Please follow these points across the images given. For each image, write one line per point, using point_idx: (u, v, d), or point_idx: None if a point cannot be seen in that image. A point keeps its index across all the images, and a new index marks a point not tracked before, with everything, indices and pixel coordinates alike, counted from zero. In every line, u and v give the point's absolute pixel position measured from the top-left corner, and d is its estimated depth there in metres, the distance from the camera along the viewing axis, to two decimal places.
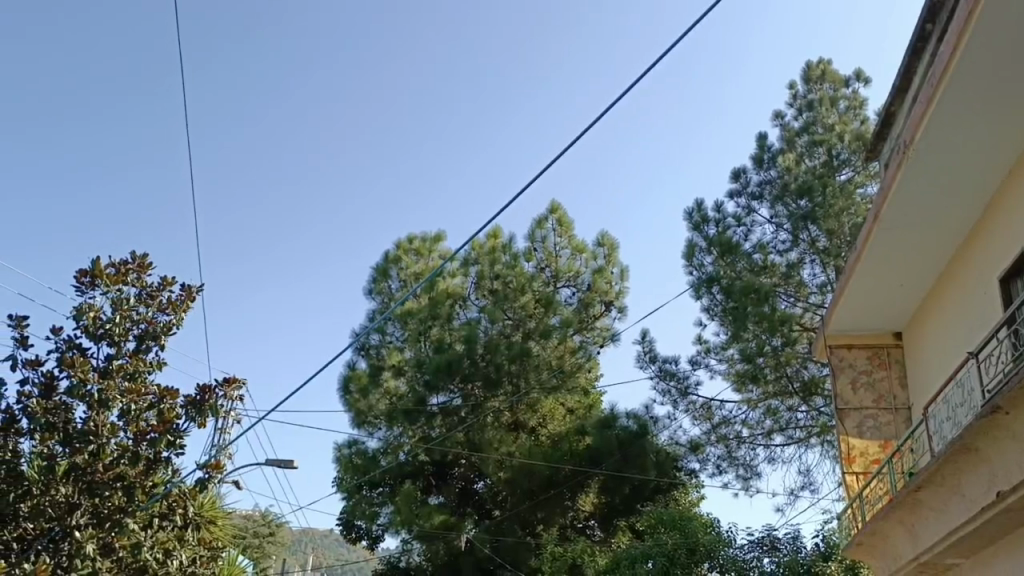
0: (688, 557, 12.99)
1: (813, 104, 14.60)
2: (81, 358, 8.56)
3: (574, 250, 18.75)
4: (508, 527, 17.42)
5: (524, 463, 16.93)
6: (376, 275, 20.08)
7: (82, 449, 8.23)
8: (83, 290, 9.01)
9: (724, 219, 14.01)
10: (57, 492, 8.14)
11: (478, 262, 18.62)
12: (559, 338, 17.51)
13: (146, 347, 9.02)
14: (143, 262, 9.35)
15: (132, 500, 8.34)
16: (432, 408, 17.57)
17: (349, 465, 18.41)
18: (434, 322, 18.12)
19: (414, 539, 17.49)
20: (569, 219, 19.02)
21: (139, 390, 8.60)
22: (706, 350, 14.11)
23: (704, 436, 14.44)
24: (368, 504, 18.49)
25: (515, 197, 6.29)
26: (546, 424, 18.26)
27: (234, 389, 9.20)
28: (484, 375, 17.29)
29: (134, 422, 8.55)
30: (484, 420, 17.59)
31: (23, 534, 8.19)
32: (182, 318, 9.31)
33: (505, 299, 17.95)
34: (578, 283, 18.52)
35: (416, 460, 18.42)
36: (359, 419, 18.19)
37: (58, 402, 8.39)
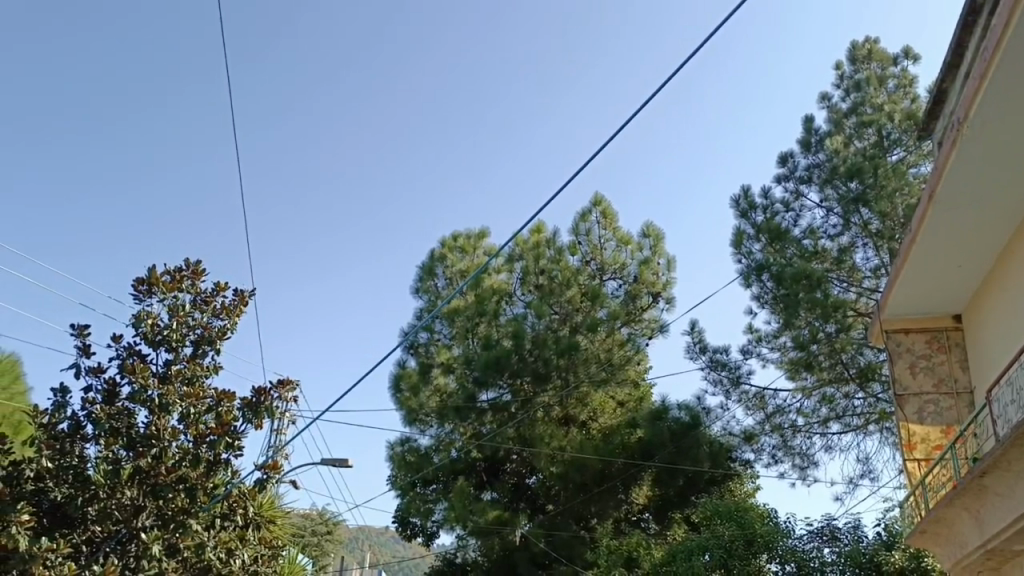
0: (746, 549, 12.88)
1: (861, 84, 14.28)
2: (141, 364, 8.79)
3: (620, 242, 18.64)
4: (563, 521, 17.53)
5: (576, 457, 16.78)
6: (422, 274, 20.26)
7: (145, 452, 8.42)
8: (141, 298, 9.23)
9: (772, 205, 13.78)
10: (123, 495, 8.34)
11: (523, 257, 18.73)
12: (606, 331, 17.40)
13: (202, 352, 9.22)
14: (197, 269, 9.55)
15: (195, 501, 8.54)
16: (482, 405, 17.67)
17: (402, 463, 18.62)
18: (482, 318, 18.17)
19: (469, 535, 17.56)
20: (613, 212, 18.93)
21: (198, 393, 8.82)
22: (757, 338, 13.91)
23: (758, 426, 14.22)
24: (422, 500, 18.71)
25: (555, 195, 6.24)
26: (597, 418, 18.24)
27: (288, 390, 9.34)
28: (533, 370, 17.29)
29: (193, 426, 8.73)
30: (535, 415, 17.66)
31: (92, 537, 8.39)
32: (235, 322, 9.49)
33: (552, 294, 17.94)
34: (624, 275, 18.41)
35: (468, 457, 18.56)
36: (411, 417, 18.47)
37: (120, 408, 8.63)
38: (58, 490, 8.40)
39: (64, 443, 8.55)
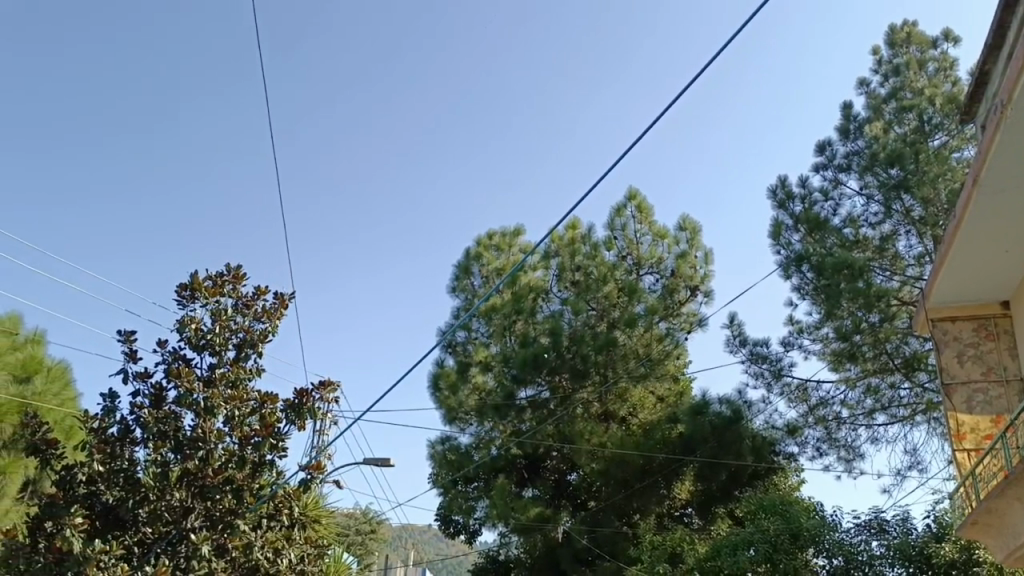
0: (792, 543, 12.72)
1: (900, 68, 14.03)
2: (186, 368, 8.94)
3: (656, 236, 18.51)
4: (605, 518, 17.36)
5: (617, 453, 16.66)
6: (459, 273, 20.34)
7: (192, 455, 8.59)
8: (185, 303, 9.39)
9: (810, 194, 13.59)
10: (172, 496, 8.56)
11: (559, 254, 18.72)
12: (644, 326, 17.20)
13: (245, 355, 9.36)
14: (238, 273, 9.70)
15: (242, 502, 8.65)
16: (521, 402, 17.67)
17: (442, 461, 18.76)
18: (519, 316, 18.17)
19: (511, 532, 17.59)
20: (648, 205, 18.83)
21: (242, 396, 8.99)
22: (798, 330, 13.72)
23: (801, 418, 14.00)
24: (464, 498, 18.82)
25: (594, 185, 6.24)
26: (637, 413, 18.14)
27: (330, 391, 9.45)
28: (571, 367, 17.29)
29: (238, 428, 8.91)
30: (574, 411, 17.65)
31: (144, 538, 8.49)
32: (276, 325, 9.62)
33: (589, 290, 17.89)
34: (661, 269, 18.31)
35: (509, 454, 18.56)
36: (450, 416, 18.63)
37: (167, 411, 8.79)
38: (110, 493, 8.58)
39: (114, 447, 8.74)
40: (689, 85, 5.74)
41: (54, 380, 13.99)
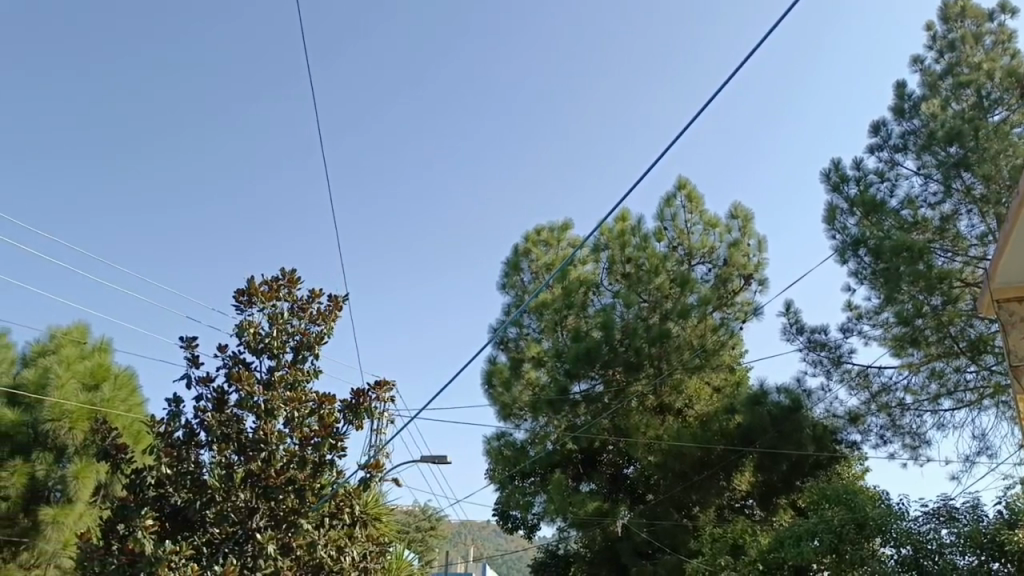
0: (858, 533, 12.50)
1: (955, 44, 13.61)
2: (246, 372, 9.17)
3: (707, 225, 18.30)
4: (664, 511, 17.29)
5: (674, 446, 16.50)
6: (508, 269, 20.40)
7: (256, 456, 8.78)
8: (243, 308, 9.61)
9: (866, 176, 13.28)
10: (238, 497, 8.74)
11: (609, 246, 18.62)
12: (697, 317, 16.92)
13: (302, 357, 9.54)
14: (292, 277, 9.87)
15: (305, 501, 8.84)
16: (575, 396, 17.72)
17: (499, 457, 18.96)
18: (570, 310, 18.27)
19: (570, 526, 17.60)
20: (698, 194, 18.60)
21: (300, 397, 9.16)
22: (857, 316, 13.45)
23: (863, 405, 13.76)
24: (521, 494, 18.84)
25: (642, 177, 5.78)
26: (693, 405, 17.91)
27: (386, 390, 9.57)
28: (624, 360, 17.20)
29: (299, 429, 9.09)
30: (628, 405, 17.65)
31: (212, 539, 8.66)
32: (332, 327, 9.77)
33: (640, 282, 17.81)
34: (713, 259, 18.10)
35: (564, 449, 18.51)
36: (506, 412, 18.91)
37: (230, 414, 9.05)
38: (178, 495, 8.81)
39: (180, 450, 9.00)
40: (710, 99, 5.16)
41: (122, 386, 14.37)
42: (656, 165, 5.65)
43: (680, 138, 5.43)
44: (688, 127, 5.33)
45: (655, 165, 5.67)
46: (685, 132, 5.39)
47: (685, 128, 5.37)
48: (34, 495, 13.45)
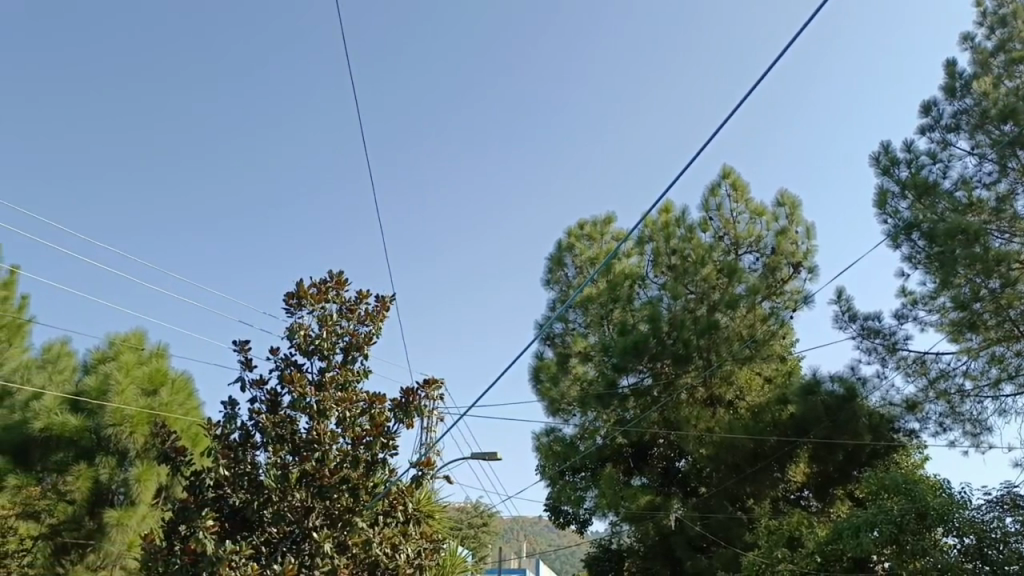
0: (919, 523, 12.23)
1: (1007, 19, 13.16)
2: (298, 374, 9.34)
3: (753, 214, 18.06)
4: (718, 504, 17.14)
5: (726, 437, 16.38)
6: (551, 265, 20.38)
7: (310, 456, 8.94)
8: (293, 311, 9.76)
9: (917, 158, 12.95)
10: (294, 497, 8.86)
11: (653, 238, 18.54)
12: (747, 306, 16.78)
13: (352, 358, 9.67)
14: (340, 278, 10.00)
15: (359, 500, 8.97)
16: (624, 390, 17.61)
17: (549, 452, 18.90)
18: (616, 304, 18.19)
19: (622, 521, 17.52)
20: (743, 182, 18.34)
21: (351, 397, 9.30)
22: (912, 302, 13.14)
23: (921, 393, 13.42)
24: (572, 489, 18.97)
25: (677, 177, 5.41)
26: (745, 396, 17.62)
27: (434, 388, 9.64)
28: (673, 352, 17.01)
29: (350, 428, 9.20)
30: (679, 397, 17.50)
31: (270, 538, 8.82)
32: (380, 327, 9.88)
33: (687, 273, 17.59)
34: (760, 247, 17.83)
35: (615, 443, 18.59)
36: (554, 407, 18.93)
37: (283, 416, 9.21)
38: (236, 496, 8.97)
39: (237, 452, 9.19)
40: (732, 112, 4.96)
41: (179, 390, 14.72)
42: (692, 163, 5.30)
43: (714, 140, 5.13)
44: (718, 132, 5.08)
45: (687, 170, 5.36)
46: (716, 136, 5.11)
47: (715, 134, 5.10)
48: (99, 498, 13.87)
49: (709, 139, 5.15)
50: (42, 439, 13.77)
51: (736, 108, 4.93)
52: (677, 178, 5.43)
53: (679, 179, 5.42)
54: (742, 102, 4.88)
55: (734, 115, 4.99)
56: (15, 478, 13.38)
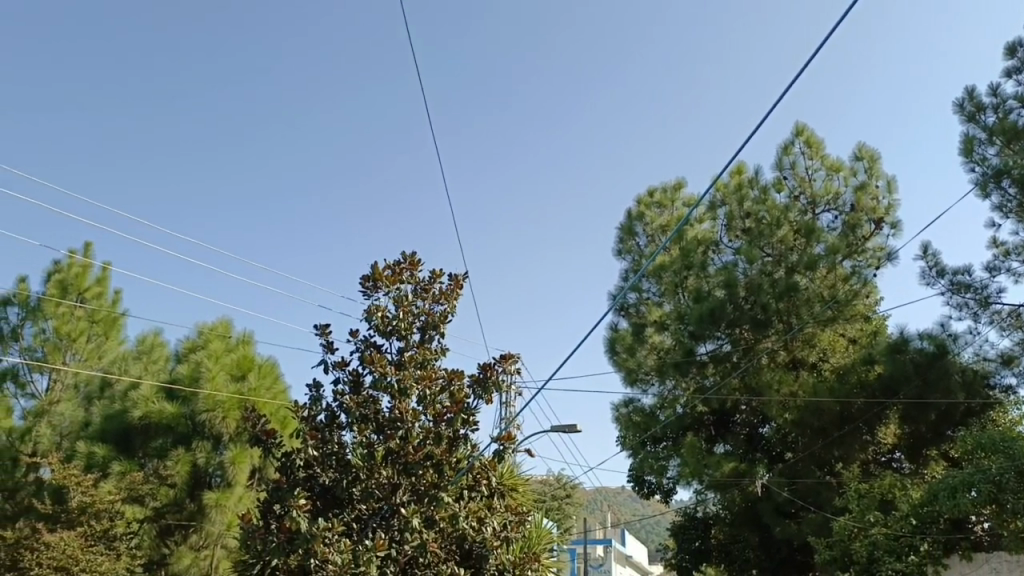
0: (1019, 481, 11.76)
1: None
2: (378, 354, 9.54)
3: (830, 170, 17.47)
4: (806, 468, 16.81)
5: (810, 401, 15.84)
6: (622, 234, 20.24)
7: (394, 434, 9.16)
8: (370, 293, 9.95)
9: (1005, 102, 12.28)
10: (380, 475, 9.09)
11: (727, 202, 18.07)
12: (827, 266, 16.34)
13: (429, 337, 9.81)
14: (414, 260, 10.14)
15: (443, 475, 9.08)
16: (701, 357, 17.69)
17: (629, 423, 18.86)
18: (690, 271, 17.88)
19: (707, 489, 17.32)
20: (818, 138, 17.74)
21: (431, 375, 9.47)
22: (1005, 253, 12.55)
23: (1018, 346, 12.92)
24: (655, 458, 18.79)
25: (753, 133, 5.18)
26: (829, 358, 17.12)
27: (511, 363, 9.71)
28: (751, 317, 16.88)
29: (432, 406, 9.39)
30: (759, 362, 17.18)
31: (360, 515, 9.06)
32: (455, 305, 9.99)
33: (762, 236, 17.20)
34: (839, 205, 17.23)
35: (695, 411, 18.44)
36: (632, 377, 18.83)
37: (367, 396, 9.43)
38: (326, 475, 9.28)
39: (324, 432, 9.45)
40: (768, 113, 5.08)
41: (266, 375, 15.16)
42: (756, 132, 5.17)
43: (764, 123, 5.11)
44: (761, 125, 5.11)
45: (755, 134, 5.20)
46: (758, 130, 5.15)
47: (758, 125, 5.13)
48: (197, 481, 14.52)
49: (761, 121, 5.12)
50: (142, 426, 14.47)
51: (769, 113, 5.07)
52: (751, 135, 5.20)
53: (754, 135, 5.20)
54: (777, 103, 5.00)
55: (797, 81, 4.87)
56: (119, 465, 14.02)
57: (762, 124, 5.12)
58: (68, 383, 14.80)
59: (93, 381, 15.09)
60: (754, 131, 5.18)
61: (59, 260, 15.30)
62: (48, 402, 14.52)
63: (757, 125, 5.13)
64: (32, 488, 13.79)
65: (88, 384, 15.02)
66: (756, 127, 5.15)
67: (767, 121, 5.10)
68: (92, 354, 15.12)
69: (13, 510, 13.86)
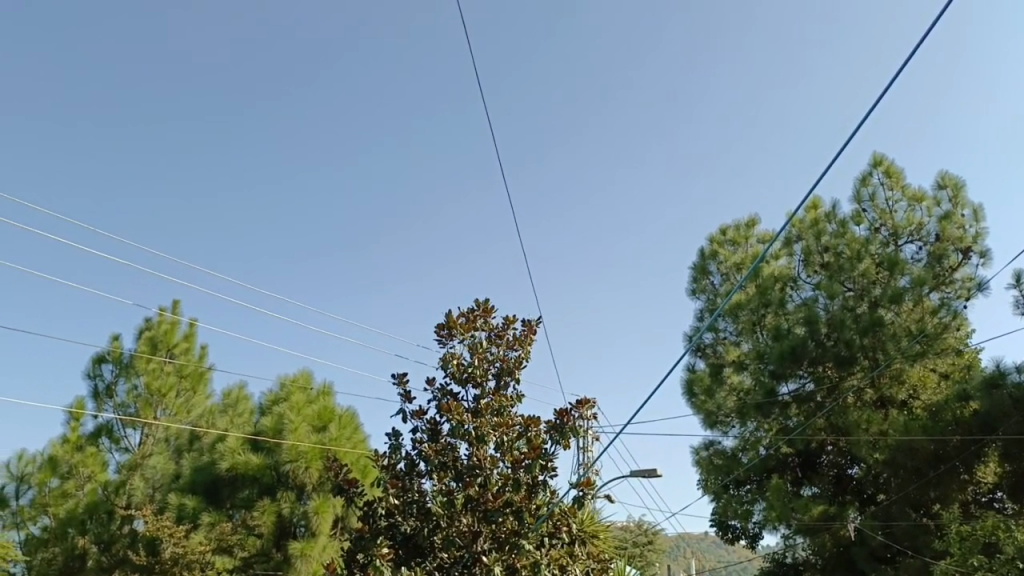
0: None
1: None
2: (455, 403, 9.62)
3: (911, 200, 16.98)
4: (899, 511, 16.07)
5: (901, 440, 15.26)
6: (696, 274, 20.04)
7: (473, 481, 9.14)
8: (445, 341, 10.07)
9: None
10: (461, 522, 9.04)
11: (802, 237, 17.84)
12: (913, 299, 15.83)
13: (505, 383, 9.85)
14: (487, 306, 10.25)
15: (523, 522, 8.98)
16: (785, 397, 17.31)
17: (710, 466, 18.54)
18: (768, 309, 17.69)
19: (795, 534, 16.69)
20: (898, 168, 17.33)
21: (508, 421, 9.51)
22: None
23: None
24: (738, 502, 18.12)
25: (830, 164, 5.20)
26: (920, 395, 16.17)
27: (588, 408, 9.65)
28: (834, 354, 16.54)
29: (509, 452, 9.36)
30: (845, 401, 16.60)
31: (442, 563, 8.99)
32: (529, 351, 10.02)
33: (842, 270, 16.84)
34: (923, 235, 16.72)
35: (780, 453, 17.79)
36: (711, 420, 18.52)
37: (445, 443, 9.53)
38: (407, 523, 9.30)
39: (405, 481, 9.57)
40: (840, 150, 5.09)
41: (346, 425, 15.18)
42: (834, 163, 5.19)
43: (842, 153, 5.09)
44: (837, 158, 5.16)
45: (833, 165, 5.21)
46: (837, 159, 5.16)
47: (832, 161, 5.18)
48: (282, 531, 14.64)
49: (835, 158, 5.17)
50: (229, 478, 14.76)
51: (838, 155, 5.13)
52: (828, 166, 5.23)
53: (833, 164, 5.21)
54: (848, 141, 5.00)
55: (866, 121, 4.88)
56: (208, 515, 14.34)
57: (839, 157, 5.14)
58: (159, 436, 15.41)
59: (182, 434, 15.56)
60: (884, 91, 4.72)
61: (150, 317, 16.07)
62: (141, 455, 15.20)
63: (833, 158, 5.16)
64: (126, 539, 14.39)
65: (177, 437, 15.52)
66: (829, 163, 5.22)
67: (842, 155, 5.11)
68: (181, 408, 15.72)
69: (109, 561, 14.46)
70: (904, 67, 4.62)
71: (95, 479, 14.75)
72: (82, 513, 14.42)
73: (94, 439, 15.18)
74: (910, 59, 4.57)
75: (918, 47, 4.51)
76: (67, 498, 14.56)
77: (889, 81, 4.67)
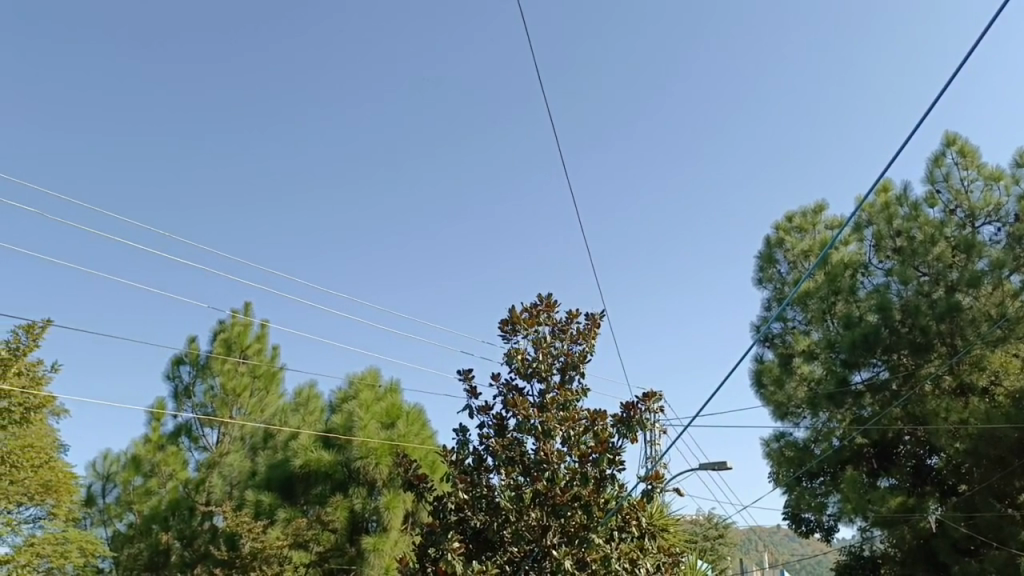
0: None
1: None
2: (520, 398, 9.66)
3: (988, 179, 16.36)
4: (984, 501, 15.53)
5: (984, 429, 14.64)
6: (763, 263, 19.64)
7: (540, 476, 9.16)
8: (509, 337, 10.10)
9: None
10: (529, 517, 9.05)
11: (873, 222, 17.36)
12: (992, 282, 15.16)
13: (570, 377, 9.85)
14: (549, 301, 10.25)
15: (593, 517, 9.02)
16: (858, 386, 16.87)
17: (782, 459, 18.16)
18: (838, 296, 17.36)
19: (872, 526, 16.24)
20: (972, 147, 16.67)
21: (573, 416, 9.51)
22: None
23: None
24: (812, 495, 17.72)
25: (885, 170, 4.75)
26: (1003, 381, 15.27)
27: (654, 401, 9.57)
28: (909, 342, 16.09)
29: (576, 447, 9.36)
30: (922, 390, 16.17)
31: (512, 558, 9.03)
32: (593, 344, 9.99)
33: (915, 254, 16.30)
34: (1001, 216, 16.04)
35: (854, 444, 17.47)
36: (781, 412, 18.24)
37: (512, 438, 9.57)
38: (477, 518, 9.36)
39: (472, 476, 9.63)
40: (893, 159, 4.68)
41: (413, 422, 15.43)
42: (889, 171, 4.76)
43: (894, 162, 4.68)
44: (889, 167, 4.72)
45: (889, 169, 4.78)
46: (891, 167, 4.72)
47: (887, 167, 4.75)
48: (355, 526, 14.84)
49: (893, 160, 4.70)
50: (303, 475, 15.04)
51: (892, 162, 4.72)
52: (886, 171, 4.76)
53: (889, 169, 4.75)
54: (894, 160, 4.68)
55: (904, 149, 4.60)
56: (284, 512, 14.73)
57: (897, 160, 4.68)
58: (235, 436, 15.92)
59: (257, 432, 15.96)
60: (922, 118, 4.46)
61: (222, 320, 16.52)
62: (219, 454, 15.74)
63: (889, 162, 4.71)
64: (207, 535, 14.80)
65: (253, 436, 15.95)
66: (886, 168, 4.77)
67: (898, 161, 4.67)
68: (255, 408, 16.17)
69: (190, 557, 14.83)
70: (943, 91, 4.35)
71: (176, 477, 15.39)
72: (166, 509, 15.09)
73: (174, 438, 15.78)
74: (948, 85, 4.30)
75: (954, 75, 4.24)
76: (152, 496, 15.35)
77: (929, 104, 4.40)
